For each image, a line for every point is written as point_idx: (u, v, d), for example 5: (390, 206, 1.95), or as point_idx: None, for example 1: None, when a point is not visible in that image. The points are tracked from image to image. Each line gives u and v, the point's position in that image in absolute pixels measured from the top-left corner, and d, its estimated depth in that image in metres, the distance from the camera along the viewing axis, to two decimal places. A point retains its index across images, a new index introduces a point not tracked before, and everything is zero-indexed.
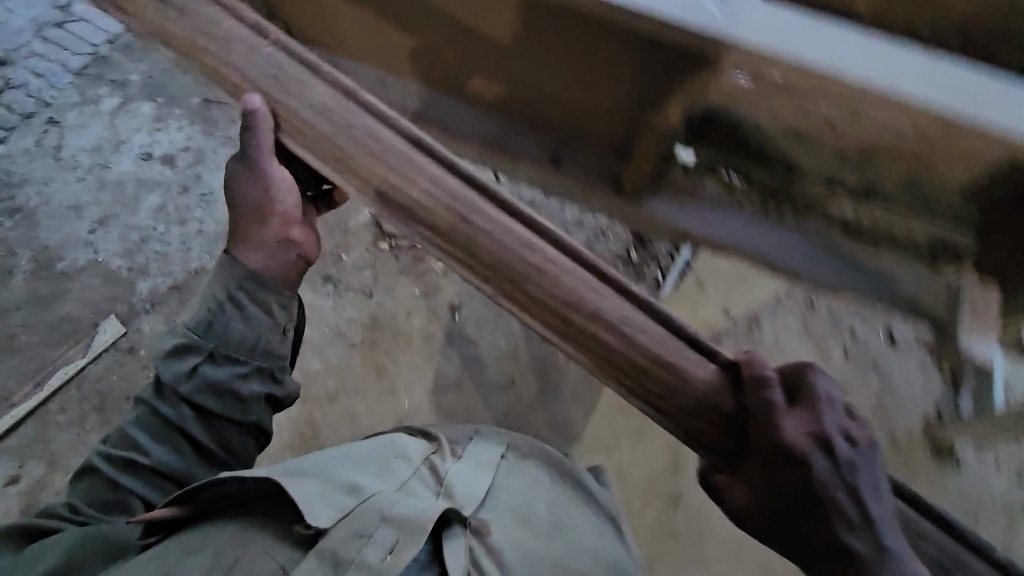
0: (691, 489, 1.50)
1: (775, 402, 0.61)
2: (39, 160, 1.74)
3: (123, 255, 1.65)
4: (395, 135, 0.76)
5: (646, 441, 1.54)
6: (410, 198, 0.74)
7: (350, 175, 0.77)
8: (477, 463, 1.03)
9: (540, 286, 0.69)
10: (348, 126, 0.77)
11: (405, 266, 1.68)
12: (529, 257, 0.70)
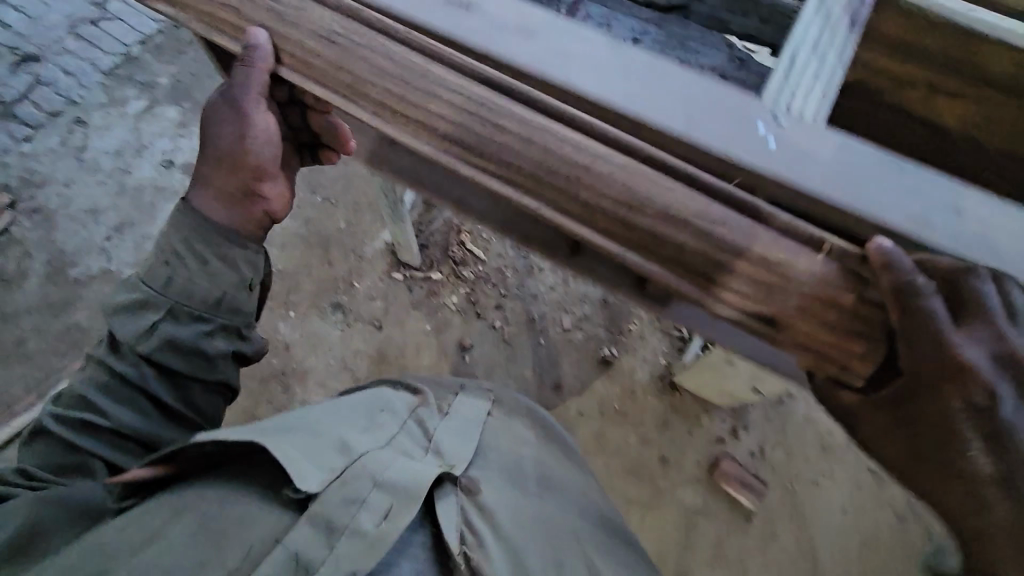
0: (701, 568, 1.40)
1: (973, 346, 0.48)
2: (62, 161, 1.72)
3: (135, 264, 1.62)
4: (449, 78, 0.61)
5: (656, 510, 1.45)
6: (492, 137, 0.59)
7: (398, 120, 0.61)
8: (460, 421, 0.92)
9: (661, 227, 0.55)
10: (398, 68, 0.62)
11: (418, 298, 1.61)
12: (639, 200, 0.55)
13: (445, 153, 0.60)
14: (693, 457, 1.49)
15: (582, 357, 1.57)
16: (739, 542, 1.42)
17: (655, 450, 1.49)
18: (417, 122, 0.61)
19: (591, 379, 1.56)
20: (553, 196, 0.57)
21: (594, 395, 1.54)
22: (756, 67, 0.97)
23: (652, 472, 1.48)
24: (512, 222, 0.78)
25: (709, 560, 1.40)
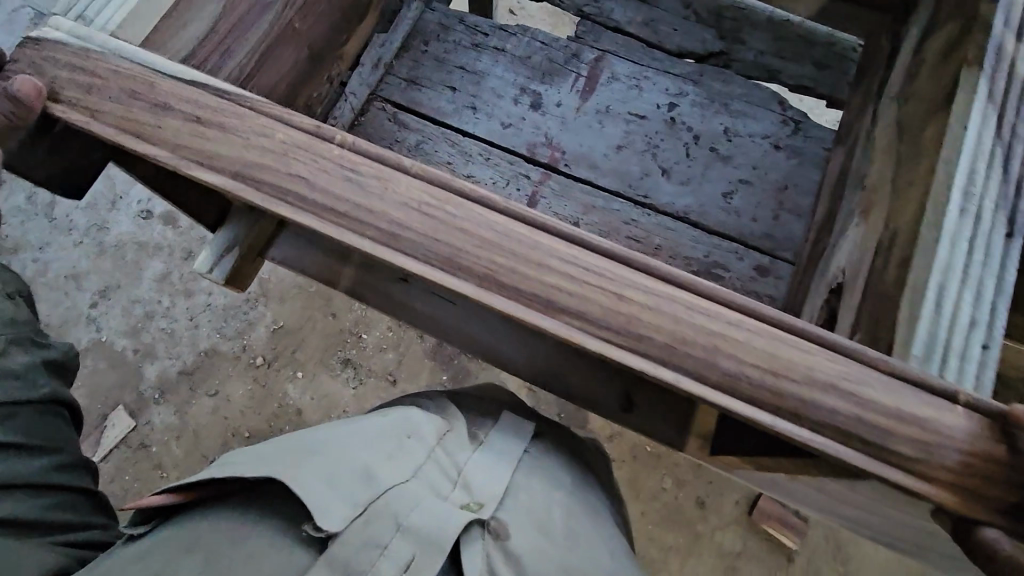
0: None
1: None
2: (33, 221, 1.59)
3: (128, 333, 1.52)
4: (520, 223, 0.46)
5: (697, 556, 1.38)
6: (590, 304, 0.43)
7: (471, 275, 0.44)
8: (495, 458, 0.59)
9: (829, 425, 0.40)
10: (452, 219, 0.45)
11: (432, 347, 1.51)
12: (800, 381, 0.41)
13: (535, 316, 0.43)
14: (732, 498, 1.42)
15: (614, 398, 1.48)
16: None
17: (693, 494, 1.42)
18: (492, 285, 0.44)
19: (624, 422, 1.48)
20: (694, 374, 0.42)
21: (626, 437, 1.47)
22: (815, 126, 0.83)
23: (691, 517, 1.41)
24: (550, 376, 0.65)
25: None
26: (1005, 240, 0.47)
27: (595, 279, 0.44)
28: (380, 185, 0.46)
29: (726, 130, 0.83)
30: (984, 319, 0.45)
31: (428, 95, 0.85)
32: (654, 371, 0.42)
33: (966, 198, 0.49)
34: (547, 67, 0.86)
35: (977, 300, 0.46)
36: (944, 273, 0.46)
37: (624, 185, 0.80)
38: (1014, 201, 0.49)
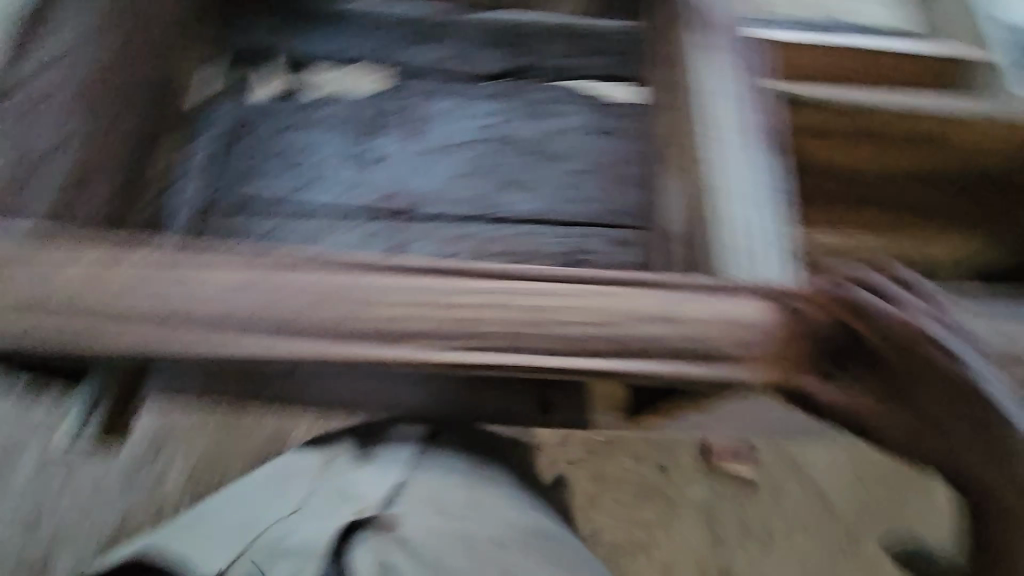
0: None
1: (921, 319, 0.44)
2: None
3: None
4: (345, 267, 0.45)
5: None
6: (429, 321, 0.44)
7: (317, 332, 0.44)
8: (387, 470, 0.55)
9: (667, 352, 0.44)
10: (285, 287, 0.44)
11: None
12: (633, 322, 0.44)
13: (379, 349, 0.44)
14: None
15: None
16: None
17: None
18: (330, 334, 0.44)
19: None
20: (542, 349, 0.44)
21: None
22: (621, 109, 0.92)
23: None
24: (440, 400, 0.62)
25: None
26: (768, 157, 0.59)
27: (426, 295, 0.44)
28: (202, 275, 0.45)
29: (555, 133, 0.90)
30: (767, 221, 0.56)
31: (265, 183, 0.86)
32: (503, 360, 0.44)
33: (723, 135, 0.61)
34: (372, 124, 0.89)
35: (759, 208, 0.56)
36: (732, 195, 0.57)
37: (477, 209, 0.84)
38: (767, 128, 0.61)
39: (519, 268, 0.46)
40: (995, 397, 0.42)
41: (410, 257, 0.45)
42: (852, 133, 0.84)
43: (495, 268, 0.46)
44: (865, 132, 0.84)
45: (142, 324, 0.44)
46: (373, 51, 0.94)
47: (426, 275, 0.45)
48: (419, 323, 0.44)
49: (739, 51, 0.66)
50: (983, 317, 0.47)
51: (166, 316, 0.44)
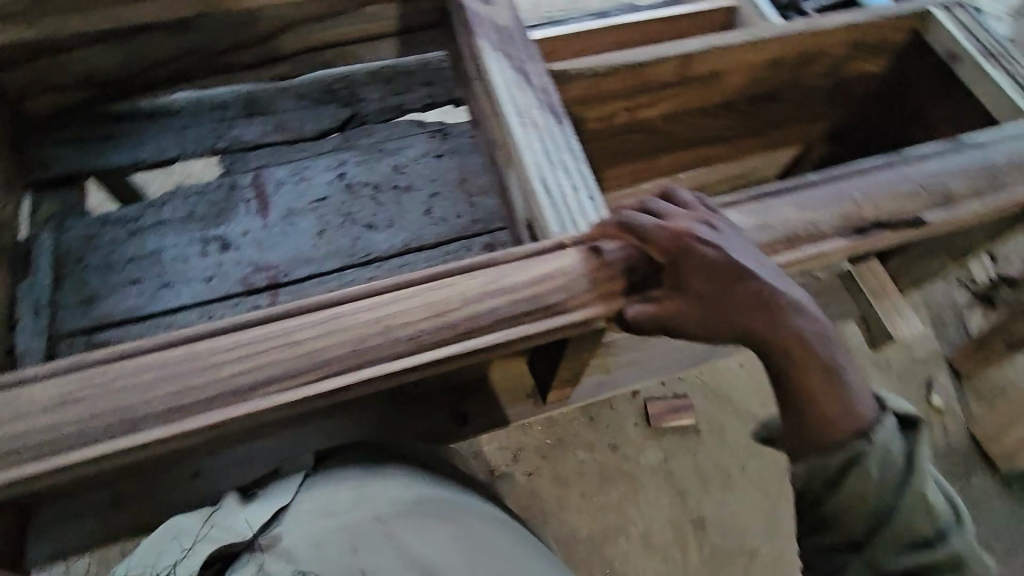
0: (707, 499, 1.38)
1: (687, 225, 0.52)
2: None
3: None
4: (207, 338, 0.50)
5: (645, 491, 1.37)
6: (287, 364, 0.50)
7: (196, 406, 0.48)
8: (264, 500, 0.57)
9: (496, 323, 0.52)
10: (154, 376, 0.48)
11: None
12: (462, 307, 0.52)
13: (250, 403, 0.49)
14: (631, 421, 1.43)
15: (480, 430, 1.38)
16: (710, 454, 1.41)
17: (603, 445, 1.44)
18: (202, 407, 0.48)
19: (503, 437, 1.40)
20: (390, 356, 0.50)
21: (526, 452, 1.38)
22: (455, 128, 0.96)
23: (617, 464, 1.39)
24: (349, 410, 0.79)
25: (705, 486, 1.39)
26: (559, 124, 0.64)
27: (280, 339, 0.50)
28: (79, 395, 0.48)
29: (395, 168, 0.93)
30: (578, 183, 0.61)
31: (114, 299, 0.81)
32: (361, 377, 0.50)
33: (517, 114, 0.64)
34: (215, 209, 0.87)
35: (566, 173, 0.61)
36: (535, 166, 0.61)
37: (346, 257, 0.85)
38: (553, 100, 0.66)
39: (362, 290, 0.53)
40: (754, 270, 0.51)
41: (263, 311, 0.52)
42: (649, 89, 0.79)
43: (343, 298, 0.52)
44: (661, 86, 0.79)
45: (25, 455, 0.46)
46: (200, 139, 0.94)
47: (281, 322, 0.51)
48: (283, 366, 0.50)
49: (512, 41, 0.70)
50: (744, 210, 0.55)
51: (52, 440, 0.47)
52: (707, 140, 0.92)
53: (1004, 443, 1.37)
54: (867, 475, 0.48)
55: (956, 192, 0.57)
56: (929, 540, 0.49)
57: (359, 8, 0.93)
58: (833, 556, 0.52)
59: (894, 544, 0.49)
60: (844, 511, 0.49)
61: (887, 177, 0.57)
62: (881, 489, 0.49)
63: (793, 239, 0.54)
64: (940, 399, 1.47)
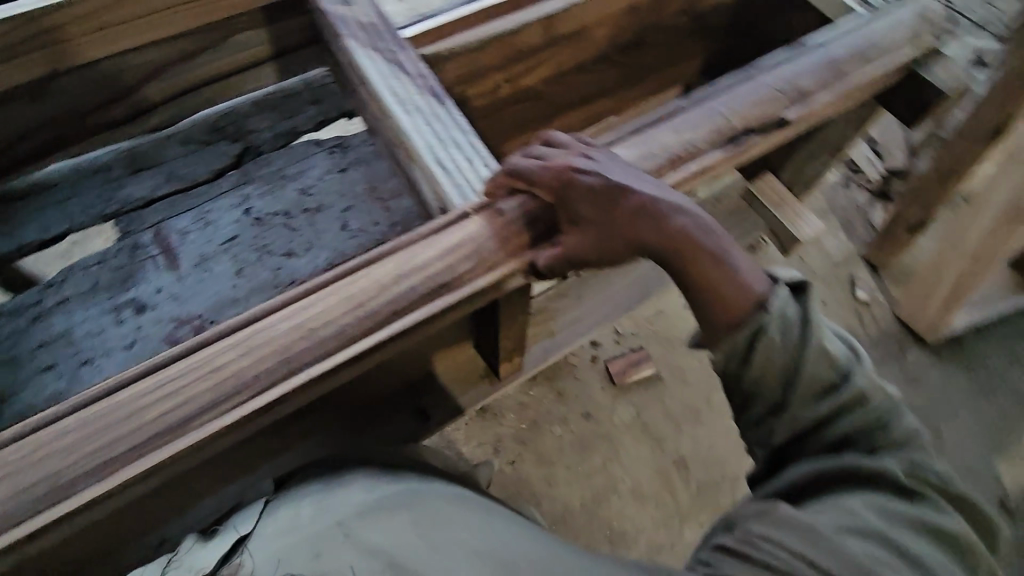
0: (682, 438, 1.43)
1: (565, 160, 0.56)
2: None
3: None
4: (124, 386, 0.47)
5: (624, 449, 1.41)
6: (215, 390, 0.48)
7: (128, 455, 0.45)
8: (233, 535, 0.55)
9: (417, 302, 0.52)
10: (75, 438, 0.45)
11: None
12: (380, 294, 0.52)
13: (188, 437, 0.47)
14: (597, 386, 1.47)
15: (455, 432, 1.38)
16: (674, 396, 1.47)
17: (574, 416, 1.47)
18: (136, 453, 0.45)
19: (479, 434, 1.41)
20: (318, 359, 0.50)
21: (505, 442, 1.40)
22: (354, 139, 0.95)
23: (591, 430, 1.43)
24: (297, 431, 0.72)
25: (677, 428, 1.44)
26: (443, 106, 0.64)
27: (201, 369, 0.48)
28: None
29: (301, 192, 0.91)
30: (472, 156, 0.61)
31: (35, 387, 0.76)
32: (294, 385, 0.49)
33: (399, 102, 0.64)
34: (120, 275, 0.83)
35: (459, 149, 0.62)
36: (427, 148, 0.61)
37: (271, 290, 0.83)
38: (432, 84, 0.66)
39: (278, 301, 0.51)
40: (632, 185, 0.54)
41: (179, 346, 0.49)
42: (523, 56, 0.81)
43: (261, 314, 0.51)
44: (533, 52, 0.81)
45: None
46: (87, 206, 0.89)
47: (200, 352, 0.49)
48: (213, 396, 0.48)
49: (379, 34, 0.69)
50: (625, 146, 0.58)
51: None
52: (593, 96, 0.96)
53: (925, 318, 1.50)
54: (769, 340, 0.50)
55: (809, 88, 0.61)
56: (836, 384, 0.51)
57: (223, 40, 0.90)
58: (762, 425, 0.53)
59: (807, 396, 0.51)
60: (761, 376, 0.51)
61: (746, 88, 0.61)
62: (786, 351, 0.50)
63: (675, 160, 0.57)
64: (863, 294, 1.59)
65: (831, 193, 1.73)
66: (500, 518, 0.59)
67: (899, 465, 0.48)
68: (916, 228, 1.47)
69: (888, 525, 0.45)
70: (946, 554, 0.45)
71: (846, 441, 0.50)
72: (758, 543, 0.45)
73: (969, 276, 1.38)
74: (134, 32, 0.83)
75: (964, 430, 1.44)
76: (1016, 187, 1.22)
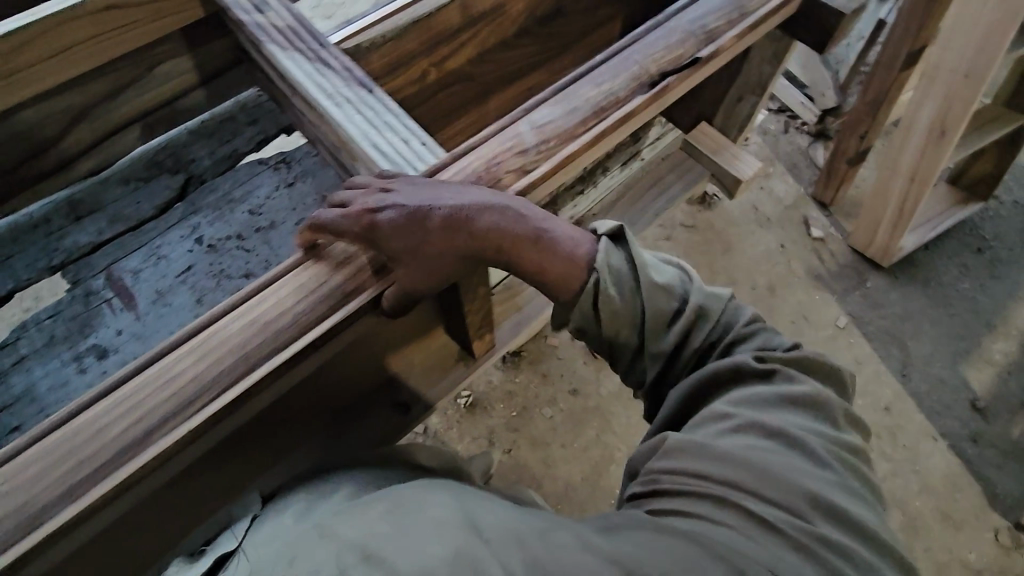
0: None
1: (359, 203, 0.51)
2: None
3: None
4: (86, 408, 0.45)
5: (615, 417, 1.44)
6: (179, 397, 0.46)
7: (96, 474, 0.43)
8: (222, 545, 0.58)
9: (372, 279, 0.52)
10: (39, 468, 0.43)
11: None
12: (332, 278, 0.51)
13: (155, 445, 0.44)
14: (579, 362, 1.49)
15: (447, 432, 1.39)
16: None
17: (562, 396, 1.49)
18: (106, 470, 0.43)
19: (471, 429, 1.42)
20: (280, 348, 0.48)
21: (497, 432, 1.41)
22: (297, 153, 0.95)
23: (580, 405, 1.45)
24: (285, 444, 0.67)
25: None
26: (371, 93, 0.63)
27: (161, 378, 0.46)
28: None
29: (249, 212, 0.90)
30: (407, 135, 0.61)
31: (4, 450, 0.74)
32: (259, 376, 0.47)
33: (326, 95, 0.62)
34: (76, 324, 0.81)
35: (393, 131, 0.61)
36: (361, 136, 0.60)
37: None
38: (358, 75, 0.65)
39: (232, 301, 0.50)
40: (436, 204, 0.51)
41: (137, 363, 0.48)
42: (445, 39, 0.82)
43: (217, 314, 0.50)
44: (454, 34, 0.83)
45: None
46: (31, 262, 0.88)
47: (158, 362, 0.47)
48: (176, 403, 0.46)
49: (299, 33, 0.68)
50: (552, 104, 0.58)
51: None
52: (524, 73, 0.97)
53: (877, 244, 1.56)
54: (608, 295, 0.54)
55: (717, 26, 0.63)
56: (678, 309, 0.56)
57: (146, 72, 0.85)
58: (635, 370, 0.59)
59: (657, 330, 0.55)
60: (615, 333, 0.56)
61: (660, 34, 0.62)
62: (625, 298, 0.55)
63: (600, 110, 0.58)
64: (817, 232, 1.64)
65: (771, 141, 1.79)
66: (490, 501, 0.54)
67: (748, 355, 0.55)
68: (855, 160, 1.53)
69: (757, 414, 0.51)
70: (808, 416, 0.51)
71: (705, 350, 0.57)
72: (662, 477, 0.50)
73: (909, 198, 1.44)
74: (47, 77, 0.76)
75: (929, 343, 1.51)
76: (937, 105, 1.27)
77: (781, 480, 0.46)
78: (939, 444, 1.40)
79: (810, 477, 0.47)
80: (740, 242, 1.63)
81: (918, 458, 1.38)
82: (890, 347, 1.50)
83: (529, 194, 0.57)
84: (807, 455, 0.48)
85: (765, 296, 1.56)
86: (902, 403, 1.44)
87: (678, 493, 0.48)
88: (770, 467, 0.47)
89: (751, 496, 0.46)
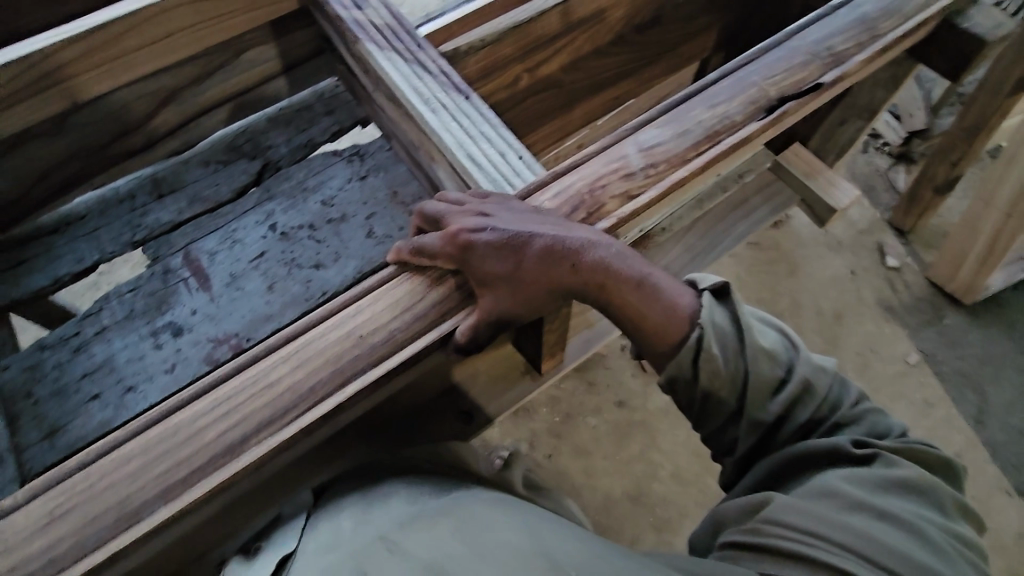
0: None
1: (460, 222, 0.52)
2: None
3: None
4: (186, 407, 0.46)
5: (662, 435, 1.40)
6: (272, 406, 0.47)
7: (194, 476, 0.44)
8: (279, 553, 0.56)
9: (465, 301, 0.52)
10: (142, 464, 0.44)
11: None
12: (425, 297, 0.52)
13: (250, 452, 0.45)
14: (630, 374, 1.46)
15: (490, 431, 1.38)
16: None
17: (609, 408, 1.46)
18: (201, 474, 0.44)
19: (514, 431, 1.41)
20: (371, 364, 0.49)
21: (541, 437, 1.39)
22: (371, 147, 0.94)
23: (627, 418, 1.41)
24: (338, 445, 0.66)
25: None
26: (468, 99, 0.62)
27: (252, 389, 0.47)
28: (73, 503, 0.43)
29: (325, 203, 0.90)
30: (504, 148, 0.60)
31: (83, 421, 0.76)
32: (352, 389, 0.48)
33: (422, 99, 0.62)
34: (155, 300, 0.84)
35: (490, 141, 0.60)
36: (457, 145, 0.59)
37: (304, 302, 0.83)
38: (454, 78, 0.64)
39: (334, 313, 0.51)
40: (538, 233, 0.51)
41: (228, 366, 0.48)
42: (541, 44, 0.81)
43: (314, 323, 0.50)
44: (548, 40, 0.81)
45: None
46: (116, 235, 0.88)
47: (252, 370, 0.48)
48: (269, 413, 0.46)
49: (397, 34, 0.68)
50: (659, 125, 0.57)
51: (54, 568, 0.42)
52: (610, 80, 0.94)
53: (960, 280, 1.46)
54: (710, 352, 0.53)
55: (843, 49, 0.60)
56: (783, 378, 0.54)
57: (235, 57, 0.87)
58: (726, 434, 0.56)
59: (760, 399, 0.53)
60: (712, 389, 0.53)
61: (778, 55, 0.60)
62: (727, 359, 0.53)
63: (711, 134, 0.56)
64: (894, 261, 1.55)
65: (852, 160, 1.69)
66: (551, 517, 0.53)
67: (850, 439, 0.51)
68: (945, 188, 1.43)
69: (868, 492, 0.47)
70: (917, 502, 0.48)
71: (811, 427, 0.54)
72: (765, 530, 0.46)
73: (1005, 235, 1.32)
74: (152, 59, 0.79)
75: (1008, 391, 1.41)
76: None
77: (898, 558, 0.43)
78: (1009, 499, 1.30)
79: (920, 552, 0.44)
80: (808, 264, 1.56)
81: (986, 512, 1.29)
82: (964, 391, 1.41)
83: (631, 222, 0.55)
84: (924, 540, 0.45)
85: (831, 324, 1.48)
86: (973, 452, 1.35)
87: (789, 552, 0.44)
88: (887, 543, 0.44)
89: (865, 571, 0.42)
